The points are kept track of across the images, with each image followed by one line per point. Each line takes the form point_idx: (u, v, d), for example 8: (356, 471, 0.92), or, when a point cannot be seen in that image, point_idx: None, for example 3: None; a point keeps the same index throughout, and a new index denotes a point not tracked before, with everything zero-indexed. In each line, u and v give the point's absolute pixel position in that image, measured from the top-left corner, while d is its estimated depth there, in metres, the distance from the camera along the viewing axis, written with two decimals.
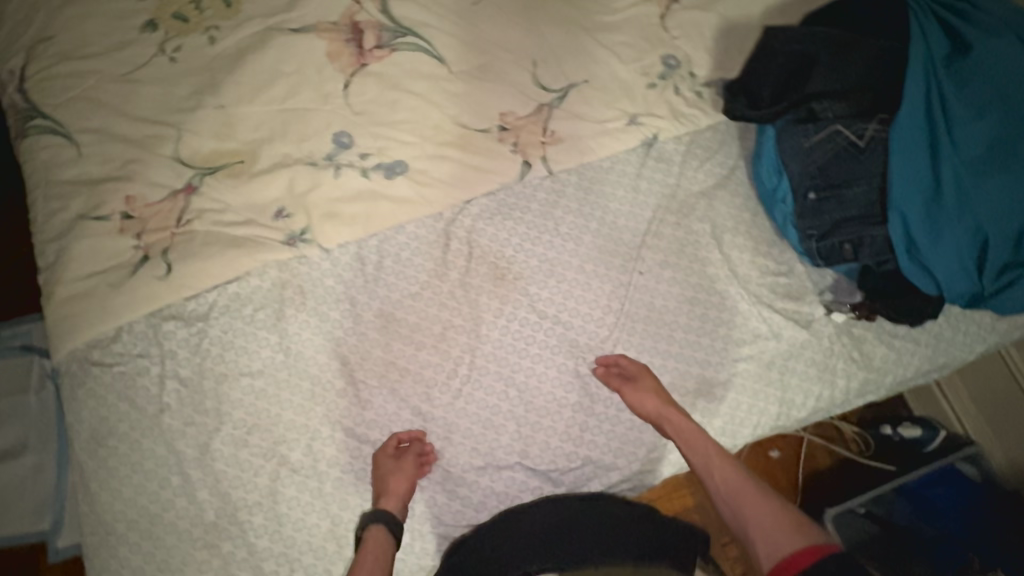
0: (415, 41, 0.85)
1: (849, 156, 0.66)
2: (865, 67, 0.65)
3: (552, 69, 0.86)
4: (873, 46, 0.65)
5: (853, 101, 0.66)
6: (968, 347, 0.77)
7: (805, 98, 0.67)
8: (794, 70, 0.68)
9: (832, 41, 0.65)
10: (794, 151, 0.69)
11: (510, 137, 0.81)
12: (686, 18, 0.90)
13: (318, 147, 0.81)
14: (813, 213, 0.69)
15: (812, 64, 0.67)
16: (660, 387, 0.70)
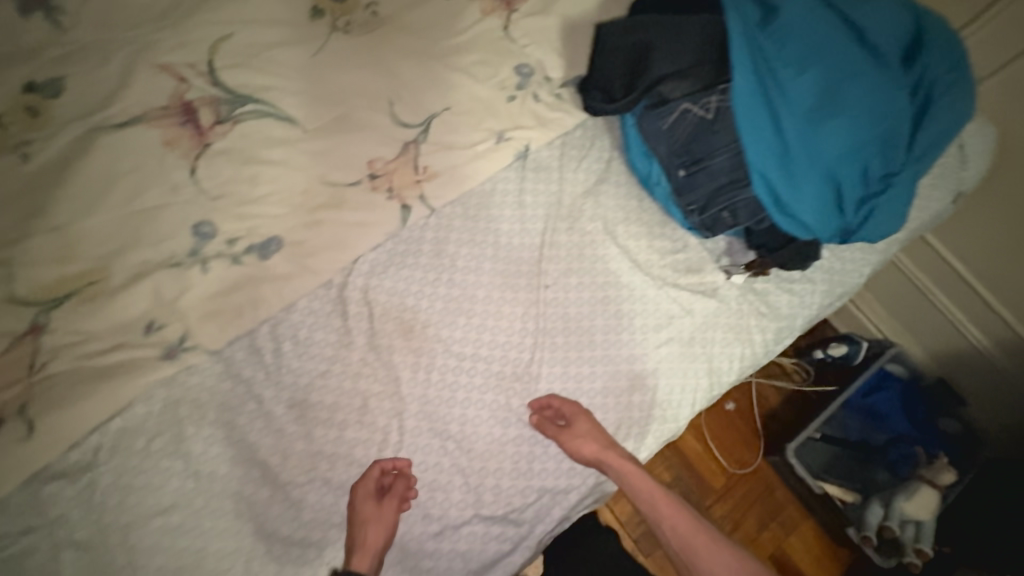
0: (259, 108, 0.80)
1: (704, 129, 0.68)
2: (695, 44, 0.67)
3: (410, 103, 0.84)
4: (695, 22, 0.67)
5: (694, 78, 0.68)
6: (856, 272, 0.82)
7: (650, 84, 0.69)
8: (633, 60, 0.70)
9: (659, 26, 0.67)
10: (657, 135, 0.71)
11: (383, 184, 0.78)
12: (529, 25, 0.91)
13: (179, 245, 0.74)
14: (688, 190, 0.71)
15: (647, 51, 0.68)
16: (598, 429, 0.68)
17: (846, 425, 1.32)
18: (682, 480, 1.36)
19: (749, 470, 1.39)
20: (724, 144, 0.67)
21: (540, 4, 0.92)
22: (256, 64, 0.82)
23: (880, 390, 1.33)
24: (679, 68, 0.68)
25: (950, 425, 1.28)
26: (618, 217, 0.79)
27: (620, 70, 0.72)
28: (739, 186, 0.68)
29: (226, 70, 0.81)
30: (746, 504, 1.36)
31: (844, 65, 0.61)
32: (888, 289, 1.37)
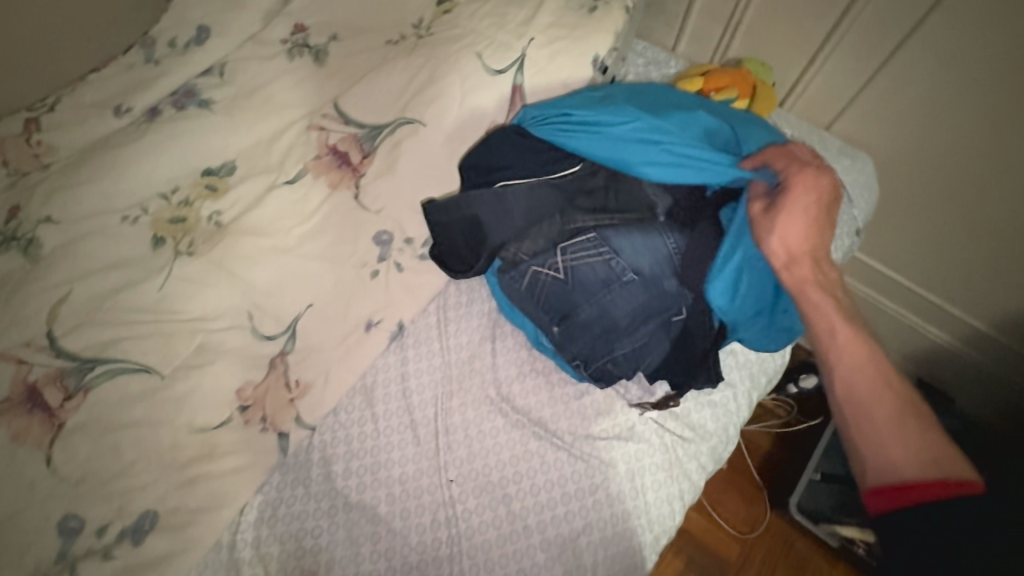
0: (112, 367, 0.70)
1: (561, 286, 0.73)
2: (524, 208, 0.77)
3: (269, 312, 0.78)
4: (518, 187, 0.77)
5: (533, 238, 0.75)
6: (769, 368, 0.82)
7: (493, 250, 0.77)
8: (469, 232, 0.78)
9: (482, 202, 0.76)
10: (522, 297, 0.75)
11: (256, 414, 0.74)
12: (381, 185, 0.85)
13: (43, 552, 0.63)
14: (569, 345, 0.74)
15: (480, 224, 0.78)
16: (812, 203, 0.68)
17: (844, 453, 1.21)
18: (695, 561, 1.22)
19: (762, 529, 1.25)
20: (586, 300, 0.73)
21: (386, 161, 0.86)
22: (101, 317, 0.73)
23: None
24: (514, 232, 0.76)
25: (950, 421, 1.19)
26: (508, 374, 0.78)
27: (465, 242, 0.78)
28: (613, 336, 0.73)
29: (67, 335, 0.71)
30: (770, 570, 1.21)
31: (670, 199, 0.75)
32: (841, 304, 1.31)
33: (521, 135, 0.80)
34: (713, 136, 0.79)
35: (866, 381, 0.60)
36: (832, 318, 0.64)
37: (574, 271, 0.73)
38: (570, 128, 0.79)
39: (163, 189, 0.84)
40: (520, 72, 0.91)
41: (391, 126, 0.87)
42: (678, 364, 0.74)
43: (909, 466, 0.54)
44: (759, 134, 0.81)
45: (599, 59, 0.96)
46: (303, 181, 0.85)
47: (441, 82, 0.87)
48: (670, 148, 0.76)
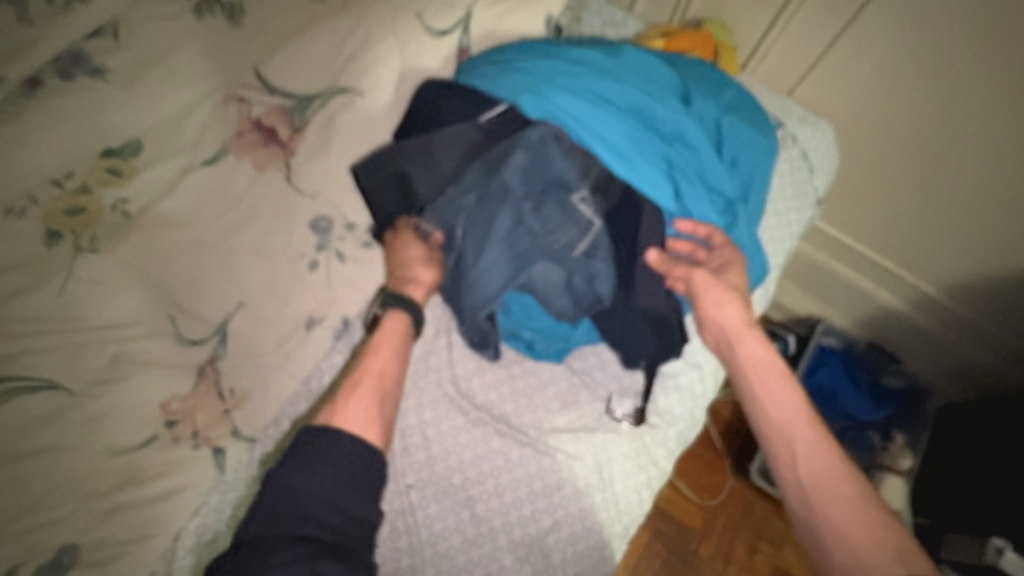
0: (7, 387, 0.59)
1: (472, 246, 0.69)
2: (456, 162, 0.71)
3: (194, 315, 0.70)
4: (441, 138, 0.71)
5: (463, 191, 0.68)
6: None
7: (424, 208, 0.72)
8: (399, 191, 0.72)
9: (412, 154, 0.70)
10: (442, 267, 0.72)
11: (186, 429, 0.67)
12: (315, 167, 0.77)
13: None
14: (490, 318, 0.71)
15: (409, 178, 0.71)
16: (723, 287, 0.71)
17: None
18: (661, 530, 1.25)
19: (723, 495, 1.29)
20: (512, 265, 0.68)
21: (320, 138, 0.78)
22: None
23: (823, 366, 1.26)
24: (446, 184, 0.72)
25: (894, 381, 1.25)
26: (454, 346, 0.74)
27: (396, 199, 0.73)
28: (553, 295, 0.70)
29: None
30: (732, 532, 1.26)
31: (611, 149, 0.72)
32: (796, 270, 1.33)
33: (444, 89, 0.75)
34: (651, 73, 0.79)
35: (818, 461, 0.59)
36: (784, 391, 0.64)
37: (483, 244, 0.68)
38: (506, 74, 0.75)
39: (54, 175, 0.71)
40: (466, 34, 0.83)
41: (321, 96, 0.78)
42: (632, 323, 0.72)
43: (872, 552, 0.53)
44: (698, 74, 0.83)
45: (552, 19, 0.90)
46: (223, 162, 0.76)
47: (377, 45, 0.78)
48: (613, 83, 0.74)
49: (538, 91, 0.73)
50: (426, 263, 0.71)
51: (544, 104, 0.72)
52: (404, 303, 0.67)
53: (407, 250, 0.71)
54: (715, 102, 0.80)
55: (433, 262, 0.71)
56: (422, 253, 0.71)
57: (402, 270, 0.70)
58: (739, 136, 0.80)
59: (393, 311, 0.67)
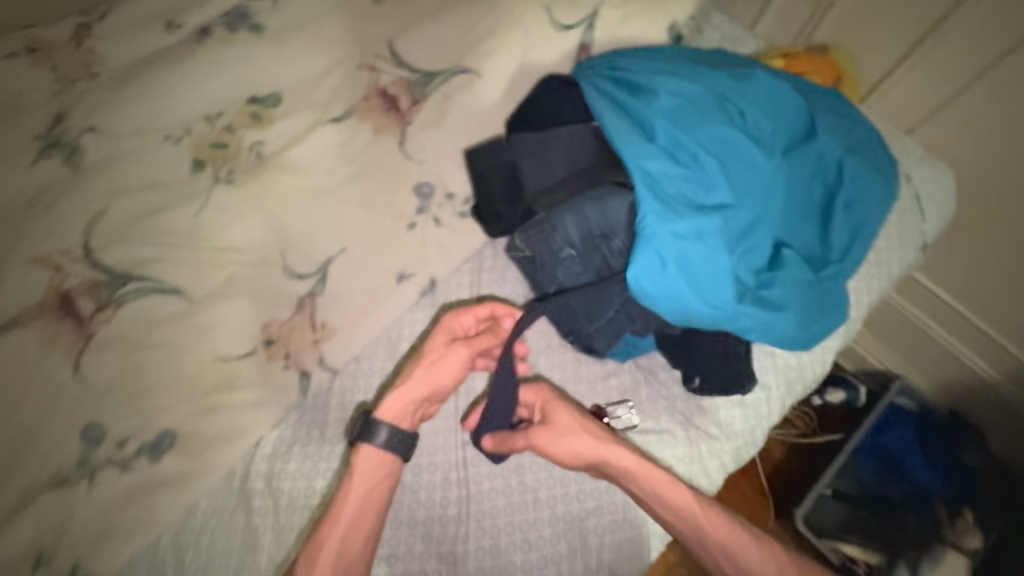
0: (144, 285, 0.73)
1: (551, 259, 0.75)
2: (564, 159, 0.76)
3: (302, 252, 0.77)
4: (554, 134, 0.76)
5: (562, 191, 0.75)
6: (817, 365, 0.76)
7: (529, 202, 0.78)
8: (508, 179, 0.79)
9: (526, 146, 0.77)
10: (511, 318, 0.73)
11: (279, 351, 0.74)
12: (426, 138, 0.83)
13: (65, 458, 0.66)
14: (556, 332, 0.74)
15: (518, 170, 0.78)
16: (572, 416, 0.66)
17: (860, 471, 1.19)
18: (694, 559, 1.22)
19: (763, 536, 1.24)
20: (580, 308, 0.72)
21: (434, 113, 0.83)
22: (137, 236, 0.76)
23: (896, 424, 1.20)
24: (554, 181, 0.77)
25: (974, 459, 1.15)
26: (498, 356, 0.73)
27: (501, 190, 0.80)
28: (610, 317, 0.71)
29: (103, 249, 0.74)
30: None
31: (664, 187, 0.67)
32: (884, 321, 1.26)
33: (563, 85, 0.81)
34: (779, 97, 0.73)
35: (731, 540, 0.61)
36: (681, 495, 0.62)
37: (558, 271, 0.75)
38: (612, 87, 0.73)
39: (208, 112, 0.84)
40: (590, 31, 0.85)
41: (444, 74, 0.84)
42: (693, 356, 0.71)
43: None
44: (830, 110, 0.78)
45: (677, 26, 0.90)
46: (347, 121, 0.84)
47: (504, 32, 0.83)
48: (725, 104, 0.71)
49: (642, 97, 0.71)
50: (449, 368, 0.68)
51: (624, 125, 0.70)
52: (381, 434, 0.62)
53: (425, 365, 0.66)
54: (841, 140, 0.74)
55: (454, 361, 0.68)
56: (453, 360, 0.68)
57: (408, 387, 0.65)
58: (858, 181, 0.73)
59: (370, 443, 0.62)
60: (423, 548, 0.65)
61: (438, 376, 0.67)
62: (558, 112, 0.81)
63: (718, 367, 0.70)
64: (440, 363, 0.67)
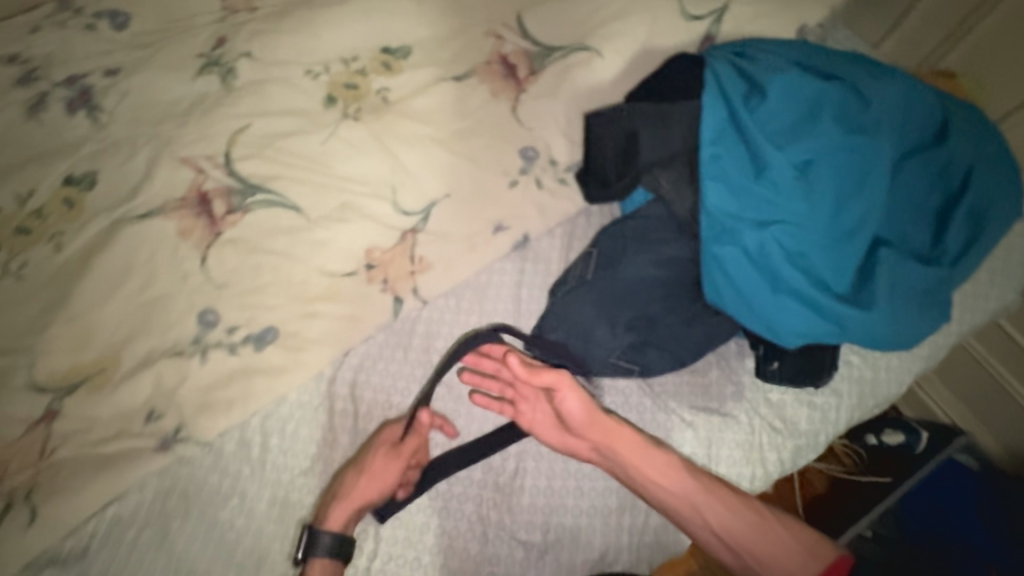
0: (268, 198, 0.82)
1: (642, 242, 0.67)
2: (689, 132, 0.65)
3: (411, 190, 0.83)
4: (682, 105, 0.66)
5: (682, 168, 0.64)
6: (894, 382, 0.74)
7: (637, 173, 0.67)
8: (623, 146, 0.68)
9: (651, 113, 0.65)
10: (579, 304, 0.65)
11: (379, 274, 0.78)
12: (537, 106, 0.88)
13: (183, 333, 0.76)
14: (627, 331, 0.65)
15: (636, 138, 0.66)
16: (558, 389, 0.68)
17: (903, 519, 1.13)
18: None
19: None
20: (664, 297, 0.66)
21: (550, 84, 0.88)
22: (268, 153, 0.85)
23: (950, 478, 1.13)
24: (674, 154, 0.65)
25: None
26: (559, 335, 0.66)
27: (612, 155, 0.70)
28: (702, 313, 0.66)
29: (241, 159, 0.84)
30: None
31: (772, 184, 0.57)
32: (964, 372, 1.20)
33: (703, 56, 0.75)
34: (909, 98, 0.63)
35: (723, 511, 0.61)
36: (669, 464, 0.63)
37: (640, 261, 0.66)
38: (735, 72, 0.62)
39: (345, 56, 0.92)
40: (716, 23, 0.86)
41: (565, 50, 0.89)
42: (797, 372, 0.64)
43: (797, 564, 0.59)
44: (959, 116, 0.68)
45: (805, 28, 0.88)
46: (469, 80, 0.90)
47: (629, 17, 0.87)
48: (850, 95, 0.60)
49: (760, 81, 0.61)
50: (382, 478, 0.64)
51: (740, 116, 0.59)
52: (322, 543, 0.60)
53: (356, 474, 0.64)
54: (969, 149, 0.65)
55: (387, 471, 0.64)
56: (383, 461, 0.65)
57: (347, 497, 0.63)
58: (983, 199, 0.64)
59: (314, 556, 0.60)
60: (478, 476, 0.68)
61: (373, 483, 0.64)
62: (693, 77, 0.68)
63: (810, 358, 0.62)
64: (370, 475, 0.64)
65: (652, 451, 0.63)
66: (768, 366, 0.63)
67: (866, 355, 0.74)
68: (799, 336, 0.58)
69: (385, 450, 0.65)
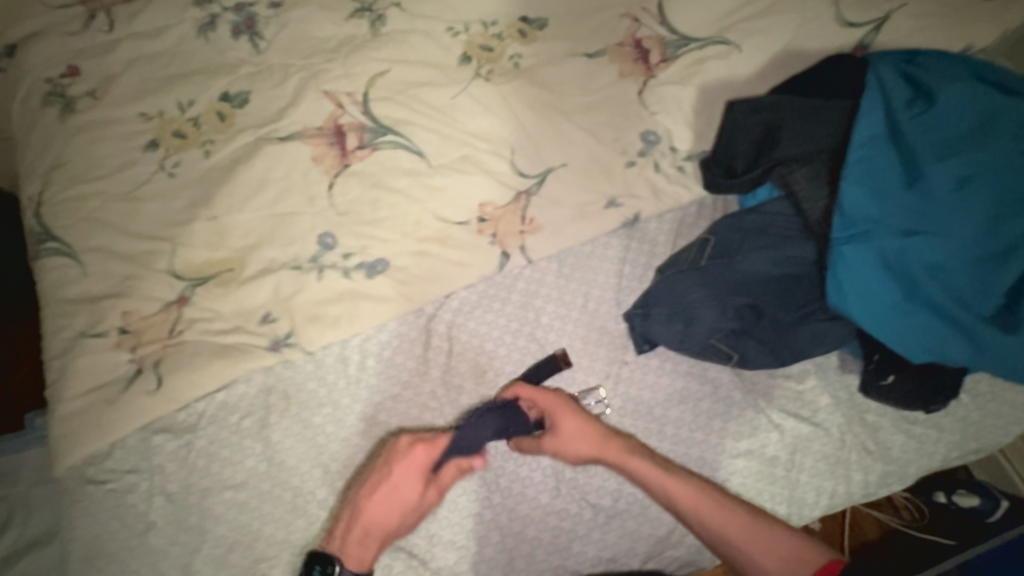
0: (396, 139, 0.86)
1: (761, 238, 0.66)
2: (832, 134, 0.65)
3: (530, 154, 0.85)
4: (833, 105, 0.66)
5: (820, 166, 0.64)
6: (1005, 431, 0.70)
7: (771, 165, 0.66)
8: (761, 138, 0.68)
9: (798, 109, 0.66)
10: (688, 284, 0.66)
11: (489, 228, 0.81)
12: (666, 92, 0.86)
13: (303, 250, 0.81)
14: (733, 318, 0.65)
15: (776, 132, 0.67)
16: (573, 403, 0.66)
17: None
18: None
19: None
20: (776, 291, 0.65)
21: (681, 72, 0.86)
22: (401, 98, 0.88)
23: None
24: (813, 152, 0.65)
25: None
26: (660, 313, 0.67)
27: (747, 147, 0.69)
28: (811, 316, 0.65)
29: (377, 101, 0.87)
30: None
31: (923, 196, 0.57)
32: None
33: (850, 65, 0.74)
34: None
35: (706, 512, 0.60)
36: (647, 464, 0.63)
37: (761, 253, 0.65)
38: (901, 77, 0.61)
39: (485, 18, 0.92)
40: (874, 33, 0.83)
41: (702, 41, 0.86)
42: (902, 388, 0.63)
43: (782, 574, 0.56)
44: None
45: (972, 51, 0.82)
46: (600, 59, 0.89)
47: (779, 14, 0.85)
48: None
49: (930, 89, 0.60)
50: (403, 510, 0.61)
51: (899, 121, 0.59)
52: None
53: (380, 502, 0.60)
54: None
55: (420, 503, 0.62)
56: (416, 494, 0.62)
57: (365, 530, 0.60)
58: None
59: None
60: None
61: (388, 510, 0.61)
62: (846, 85, 0.69)
63: (926, 376, 0.62)
64: (391, 505, 0.61)
65: (632, 454, 0.63)
66: (879, 380, 0.63)
67: (977, 395, 0.70)
68: (923, 350, 0.57)
69: (421, 489, 0.62)
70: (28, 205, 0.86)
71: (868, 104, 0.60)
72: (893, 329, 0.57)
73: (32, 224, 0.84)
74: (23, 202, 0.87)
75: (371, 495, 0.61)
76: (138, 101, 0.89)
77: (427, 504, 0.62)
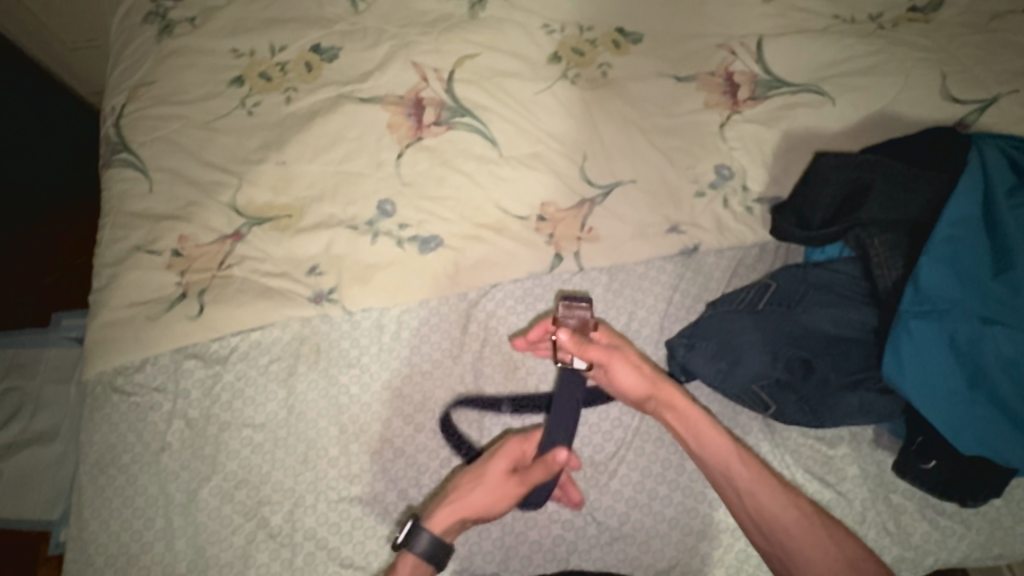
0: (471, 123, 0.85)
1: (823, 294, 0.65)
2: (922, 205, 0.64)
3: (601, 162, 0.83)
4: (930, 178, 0.65)
5: (899, 237, 0.63)
6: None
7: (849, 225, 0.66)
8: (844, 198, 0.68)
9: (890, 174, 0.65)
10: (739, 324, 0.65)
11: (546, 228, 0.81)
12: (748, 129, 0.84)
13: (361, 212, 0.81)
14: (782, 369, 0.64)
15: (863, 193, 0.66)
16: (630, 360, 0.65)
17: None
18: None
19: None
20: (831, 351, 0.64)
21: (769, 113, 0.84)
22: (486, 84, 0.86)
23: None
24: (897, 220, 0.64)
25: None
26: (706, 347, 0.66)
27: (826, 203, 0.70)
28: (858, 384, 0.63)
29: (461, 82, 0.86)
30: None
31: (1010, 287, 0.56)
32: None
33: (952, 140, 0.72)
34: None
35: (771, 502, 0.57)
36: (720, 442, 0.60)
37: (824, 311, 0.64)
38: (1005, 165, 0.61)
39: (582, 23, 0.91)
40: (977, 114, 0.80)
41: (796, 88, 0.85)
42: (942, 474, 0.62)
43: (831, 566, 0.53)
44: None
45: None
46: (689, 85, 0.87)
47: (881, 77, 0.83)
48: None
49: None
50: (490, 495, 0.63)
51: (998, 207, 0.58)
52: (421, 537, 0.60)
53: (476, 486, 0.63)
54: None
55: (498, 490, 0.63)
56: (497, 480, 0.64)
57: (463, 498, 0.63)
58: None
59: (413, 543, 0.60)
60: (574, 444, 0.71)
61: (489, 496, 0.63)
62: (949, 162, 0.68)
63: (971, 470, 0.60)
64: (484, 492, 0.63)
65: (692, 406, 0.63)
66: (920, 463, 0.63)
67: (1012, 500, 0.67)
68: (980, 444, 0.55)
69: (503, 473, 0.64)
70: (111, 114, 0.89)
71: (965, 185, 0.60)
72: (952, 415, 0.56)
73: (112, 134, 0.87)
74: (107, 111, 0.89)
75: (475, 485, 0.64)
76: (232, 37, 0.91)
77: (510, 493, 0.63)
